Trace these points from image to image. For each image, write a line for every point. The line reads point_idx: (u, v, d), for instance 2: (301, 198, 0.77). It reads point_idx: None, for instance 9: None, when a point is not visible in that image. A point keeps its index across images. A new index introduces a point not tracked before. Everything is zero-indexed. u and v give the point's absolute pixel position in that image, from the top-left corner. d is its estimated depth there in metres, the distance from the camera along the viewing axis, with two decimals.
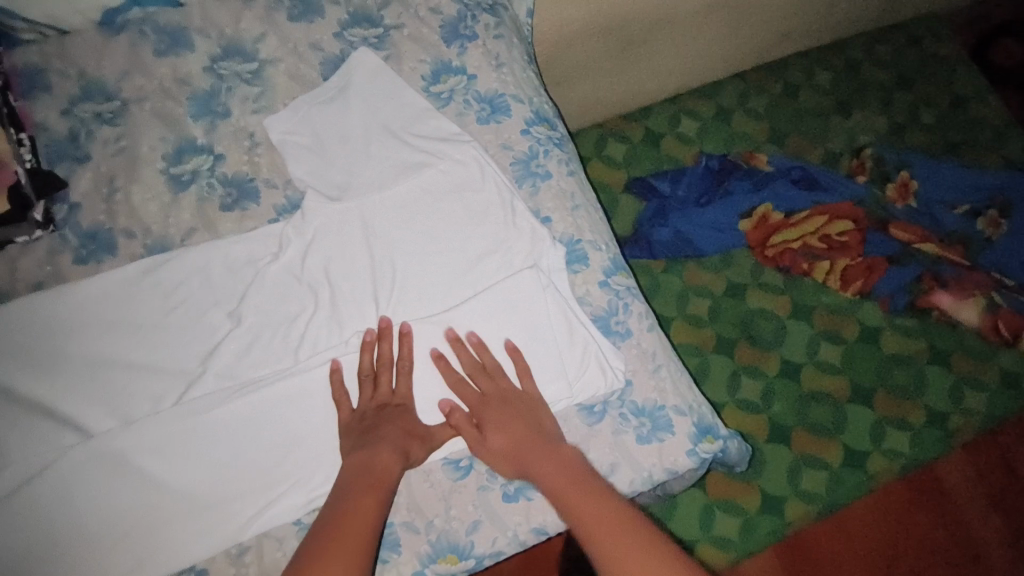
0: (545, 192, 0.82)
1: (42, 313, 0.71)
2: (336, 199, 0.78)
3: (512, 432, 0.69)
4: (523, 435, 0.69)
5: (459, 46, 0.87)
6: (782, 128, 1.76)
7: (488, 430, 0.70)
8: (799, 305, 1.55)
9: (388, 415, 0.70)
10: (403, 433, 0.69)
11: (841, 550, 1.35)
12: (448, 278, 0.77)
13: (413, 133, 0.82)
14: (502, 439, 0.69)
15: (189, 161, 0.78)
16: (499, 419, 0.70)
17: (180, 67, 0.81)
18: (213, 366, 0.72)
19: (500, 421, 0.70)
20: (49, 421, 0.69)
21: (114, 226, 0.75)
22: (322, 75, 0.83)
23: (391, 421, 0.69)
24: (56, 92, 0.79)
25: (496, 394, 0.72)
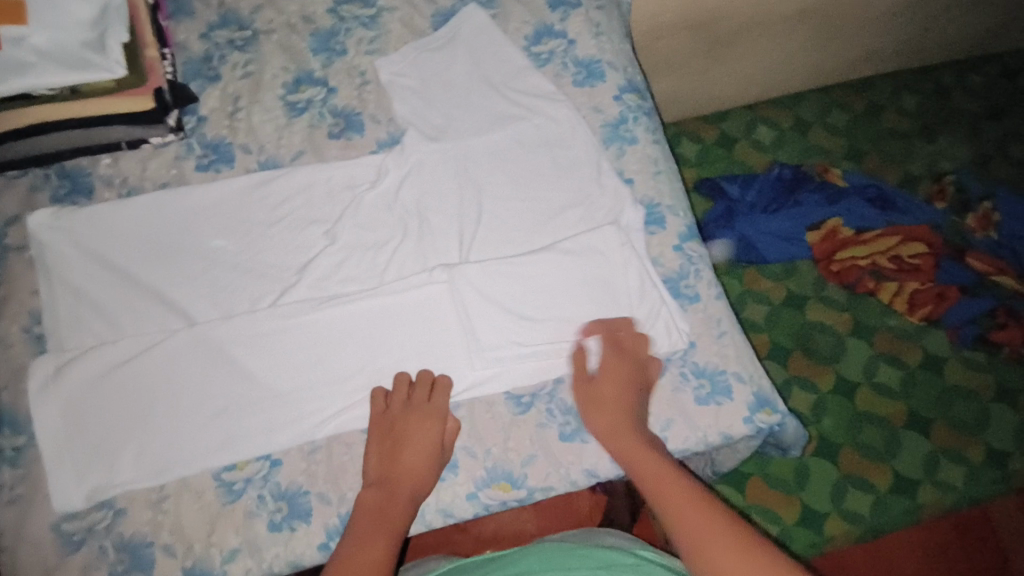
0: (631, 156, 0.85)
1: (162, 209, 0.78)
2: (434, 139, 0.83)
3: (616, 414, 0.70)
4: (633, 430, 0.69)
5: (563, 12, 0.91)
6: (862, 146, 1.74)
7: (599, 411, 0.71)
8: (861, 323, 1.53)
9: (404, 449, 0.69)
10: (416, 473, 0.69)
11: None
12: (531, 224, 0.81)
13: (510, 86, 0.86)
14: (612, 410, 0.71)
15: (305, 91, 0.85)
16: (607, 396, 0.72)
17: (307, 7, 0.88)
18: (307, 276, 0.77)
19: (607, 400, 0.71)
20: (159, 305, 0.75)
21: (233, 140, 0.82)
22: (432, 26, 0.89)
23: (406, 454, 0.69)
24: (197, 17, 0.86)
25: (616, 369, 0.73)
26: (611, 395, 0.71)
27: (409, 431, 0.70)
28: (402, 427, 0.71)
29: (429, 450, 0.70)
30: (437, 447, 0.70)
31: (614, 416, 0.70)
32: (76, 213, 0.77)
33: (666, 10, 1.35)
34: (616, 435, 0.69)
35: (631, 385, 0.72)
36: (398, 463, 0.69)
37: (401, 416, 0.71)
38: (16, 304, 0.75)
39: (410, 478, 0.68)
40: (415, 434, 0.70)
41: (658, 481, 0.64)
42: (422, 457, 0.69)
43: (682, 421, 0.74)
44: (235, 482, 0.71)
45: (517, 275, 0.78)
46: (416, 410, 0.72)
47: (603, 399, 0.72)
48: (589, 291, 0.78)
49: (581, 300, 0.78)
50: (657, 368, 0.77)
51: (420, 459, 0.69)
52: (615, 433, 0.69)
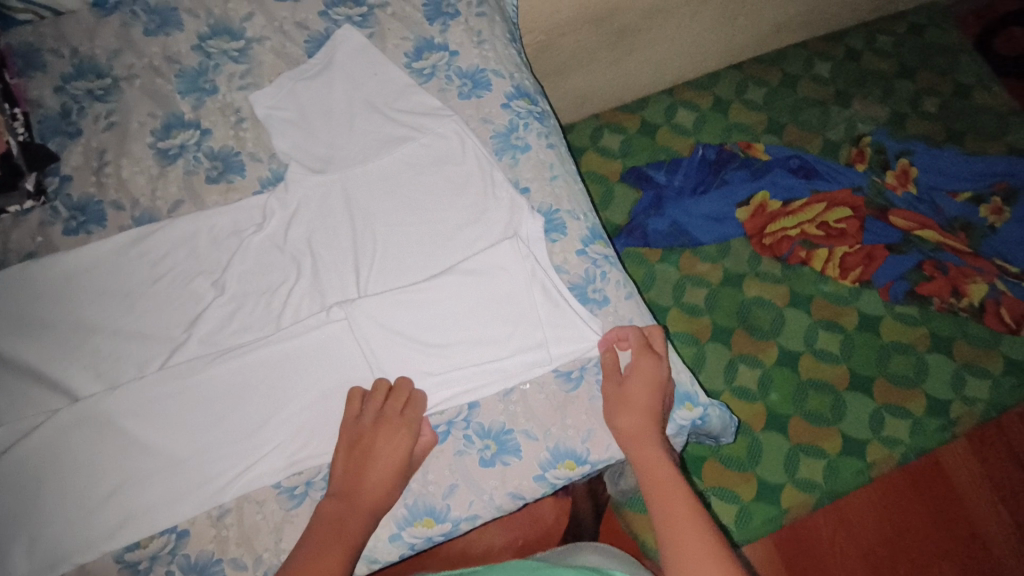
0: (525, 163, 0.82)
1: (29, 280, 0.73)
2: (319, 171, 0.80)
3: (637, 410, 0.69)
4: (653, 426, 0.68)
5: (442, 24, 0.89)
6: (781, 118, 1.76)
7: (623, 406, 0.70)
8: (797, 293, 1.56)
9: (370, 463, 0.67)
10: (380, 489, 0.66)
11: (841, 538, 1.33)
12: (430, 247, 0.78)
13: (395, 107, 0.84)
14: (636, 411, 0.69)
15: (176, 136, 0.80)
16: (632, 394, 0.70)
17: (170, 46, 0.83)
18: (195, 332, 0.73)
19: (631, 396, 0.70)
20: (39, 385, 0.70)
21: (103, 197, 0.77)
22: (307, 53, 0.86)
23: (373, 468, 0.67)
24: (50, 70, 0.81)
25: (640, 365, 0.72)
26: (639, 396, 0.69)
27: (376, 446, 0.68)
28: (370, 442, 0.68)
29: (395, 466, 0.67)
30: (402, 460, 0.68)
31: (638, 416, 0.69)
32: None
33: (563, 8, 1.33)
34: (642, 441, 0.67)
35: (658, 388, 0.70)
36: (364, 478, 0.66)
37: (370, 431, 0.68)
38: None
39: (373, 494, 0.66)
40: (383, 449, 0.68)
41: (669, 497, 0.63)
42: (387, 473, 0.67)
43: (603, 430, 0.72)
44: (139, 562, 0.66)
45: (420, 303, 0.74)
46: (387, 424, 0.69)
47: (627, 397, 0.70)
48: (496, 308, 0.75)
49: (489, 320, 0.75)
50: (572, 379, 0.74)
51: (386, 475, 0.67)
52: (633, 430, 0.68)
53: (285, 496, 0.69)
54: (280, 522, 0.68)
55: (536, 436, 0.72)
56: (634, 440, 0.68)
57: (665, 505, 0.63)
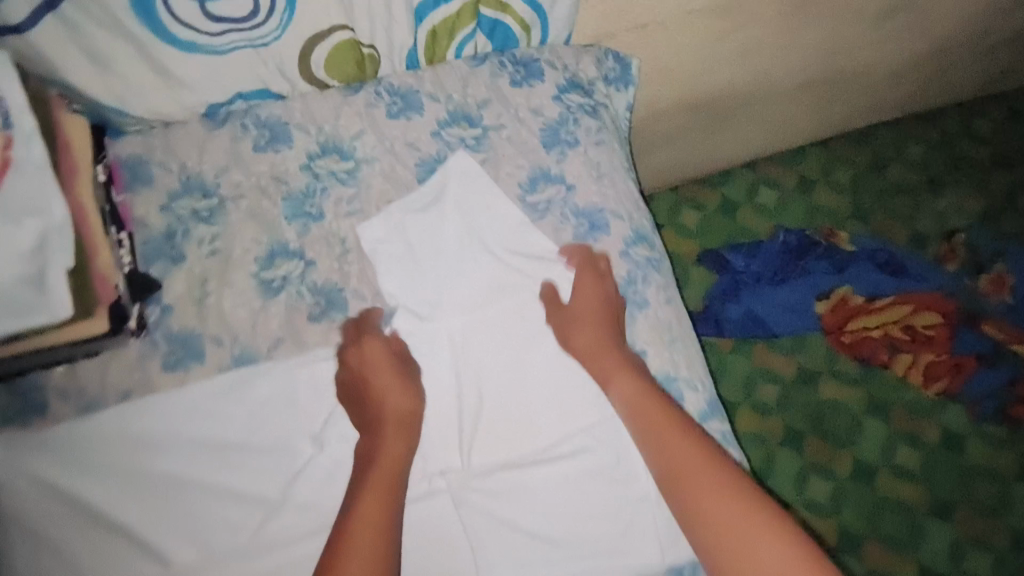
0: (642, 323, 0.77)
1: (133, 426, 0.70)
2: (427, 319, 0.76)
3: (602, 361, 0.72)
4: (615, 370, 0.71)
5: (560, 152, 0.83)
6: (866, 203, 1.68)
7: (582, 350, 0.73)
8: (877, 399, 1.49)
9: (384, 382, 0.71)
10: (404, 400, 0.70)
11: None
12: (539, 419, 0.74)
13: (509, 248, 0.79)
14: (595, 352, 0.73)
15: (280, 267, 0.76)
16: (586, 343, 0.73)
17: (279, 165, 0.79)
18: (296, 496, 0.70)
19: (586, 346, 0.73)
20: (130, 545, 0.67)
21: (203, 331, 0.74)
22: (417, 177, 0.81)
23: (382, 391, 0.70)
24: (156, 185, 0.77)
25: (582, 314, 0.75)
26: (593, 334, 0.73)
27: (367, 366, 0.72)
28: (380, 363, 0.72)
29: (399, 384, 0.71)
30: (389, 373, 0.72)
31: (596, 357, 0.72)
32: (36, 435, 0.69)
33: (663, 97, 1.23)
34: (608, 386, 0.71)
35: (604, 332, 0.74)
36: (377, 399, 0.70)
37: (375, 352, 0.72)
38: None
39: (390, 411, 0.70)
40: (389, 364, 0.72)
41: (655, 419, 0.67)
42: (390, 385, 0.71)
43: None
44: None
45: (528, 481, 0.71)
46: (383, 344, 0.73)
47: (580, 344, 0.74)
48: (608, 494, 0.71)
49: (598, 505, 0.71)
50: None
51: (398, 390, 0.71)
52: (597, 363, 0.72)
53: None
54: None
55: None
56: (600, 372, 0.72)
57: (645, 428, 0.68)
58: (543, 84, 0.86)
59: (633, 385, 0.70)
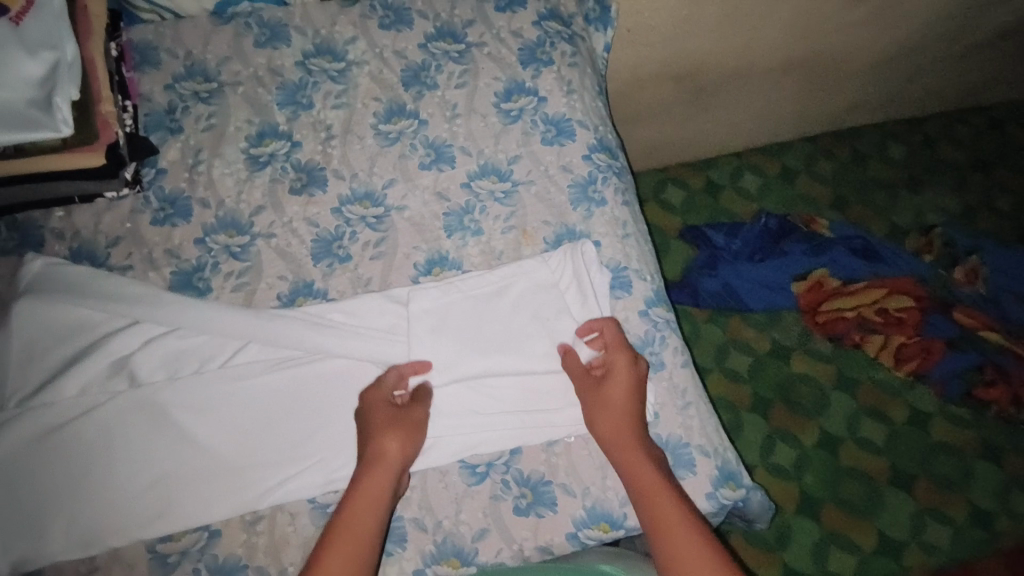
0: (598, 218, 0.83)
1: (117, 268, 0.77)
2: (400, 203, 0.82)
3: (622, 428, 0.69)
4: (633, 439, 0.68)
5: (535, 69, 0.90)
6: (847, 195, 1.72)
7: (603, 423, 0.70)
8: (844, 375, 1.52)
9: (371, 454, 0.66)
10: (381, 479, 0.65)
11: None
12: (493, 291, 0.78)
13: (481, 146, 0.86)
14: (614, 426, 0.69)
15: (268, 145, 0.83)
16: (606, 414, 0.70)
17: (276, 59, 0.87)
18: (253, 336, 0.74)
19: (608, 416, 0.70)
20: (104, 365, 0.72)
21: (191, 194, 0.80)
22: (402, 80, 0.88)
23: (384, 442, 0.67)
24: (163, 68, 0.85)
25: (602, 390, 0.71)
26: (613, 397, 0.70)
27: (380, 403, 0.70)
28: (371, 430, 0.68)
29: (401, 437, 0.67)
30: (398, 423, 0.68)
31: (618, 428, 0.69)
32: (26, 268, 0.75)
33: (647, 58, 1.30)
34: (633, 463, 0.67)
35: (629, 408, 0.70)
36: (370, 443, 0.66)
37: (370, 417, 0.69)
38: None
39: (387, 453, 0.66)
40: (376, 429, 0.68)
41: (669, 509, 0.63)
42: (393, 438, 0.67)
43: None
44: (169, 555, 0.67)
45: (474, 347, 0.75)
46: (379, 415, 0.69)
47: (593, 409, 0.71)
48: (552, 363, 0.75)
49: (542, 374, 0.75)
50: None
51: (401, 446, 0.67)
52: (616, 445, 0.69)
53: (317, 513, 0.68)
54: (308, 538, 0.68)
55: (575, 492, 0.71)
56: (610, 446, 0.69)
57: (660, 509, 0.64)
58: (524, 11, 0.93)
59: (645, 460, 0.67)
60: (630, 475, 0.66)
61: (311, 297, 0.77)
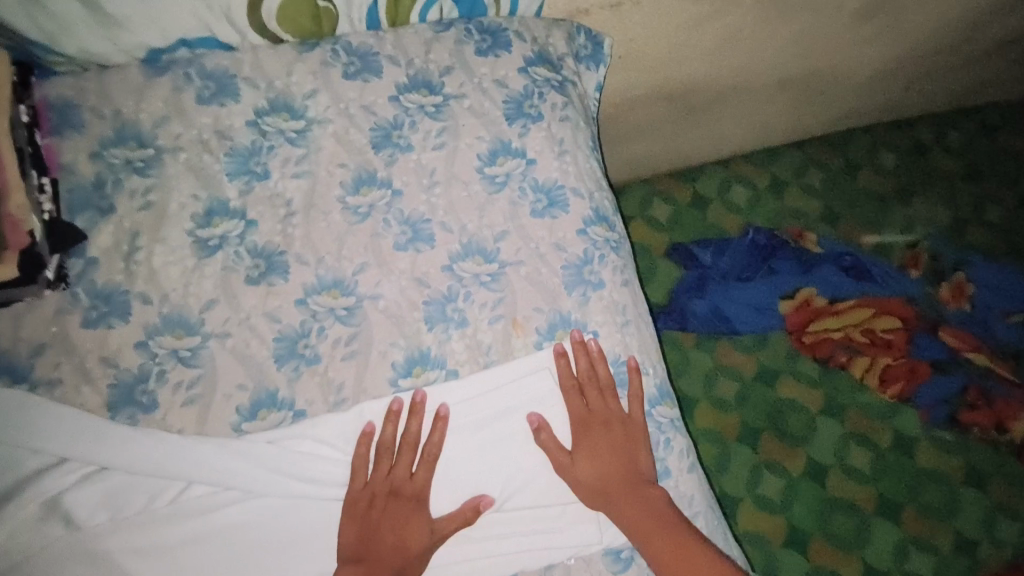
0: (596, 303, 0.75)
1: (43, 383, 0.66)
2: (375, 292, 0.73)
3: (606, 462, 0.70)
4: (630, 472, 0.70)
5: (522, 126, 0.80)
6: (838, 206, 1.63)
7: (587, 467, 0.70)
8: (831, 400, 1.45)
9: (379, 531, 0.65)
10: (394, 556, 0.65)
11: None
12: (473, 406, 0.70)
13: (465, 220, 0.76)
14: (606, 465, 0.70)
15: (219, 225, 0.72)
16: (598, 449, 0.70)
17: (224, 119, 0.75)
18: (197, 472, 0.65)
19: (596, 448, 0.70)
20: (36, 507, 0.62)
21: (130, 288, 0.69)
22: (372, 142, 0.77)
23: (399, 534, 0.66)
24: (88, 131, 0.72)
25: (598, 417, 0.72)
26: (599, 439, 0.70)
27: (393, 484, 0.67)
28: (379, 511, 0.66)
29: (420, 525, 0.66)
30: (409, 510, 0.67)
31: (609, 462, 0.70)
32: None
33: (640, 84, 1.19)
34: (629, 495, 0.68)
35: (623, 435, 0.71)
36: (380, 530, 0.65)
37: (383, 492, 0.67)
38: None
39: (410, 547, 0.65)
40: (387, 513, 0.66)
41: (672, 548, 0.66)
42: (403, 526, 0.66)
43: None
44: None
45: (447, 470, 0.69)
46: (394, 499, 0.67)
47: (585, 444, 0.70)
48: (536, 483, 0.70)
49: (524, 498, 0.70)
50: (621, 559, 0.69)
51: (414, 536, 0.66)
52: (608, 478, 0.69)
53: None
54: None
55: None
56: (607, 494, 0.69)
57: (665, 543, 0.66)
58: (509, 55, 0.82)
59: (647, 501, 0.68)
60: (630, 523, 0.67)
61: (274, 409, 0.68)
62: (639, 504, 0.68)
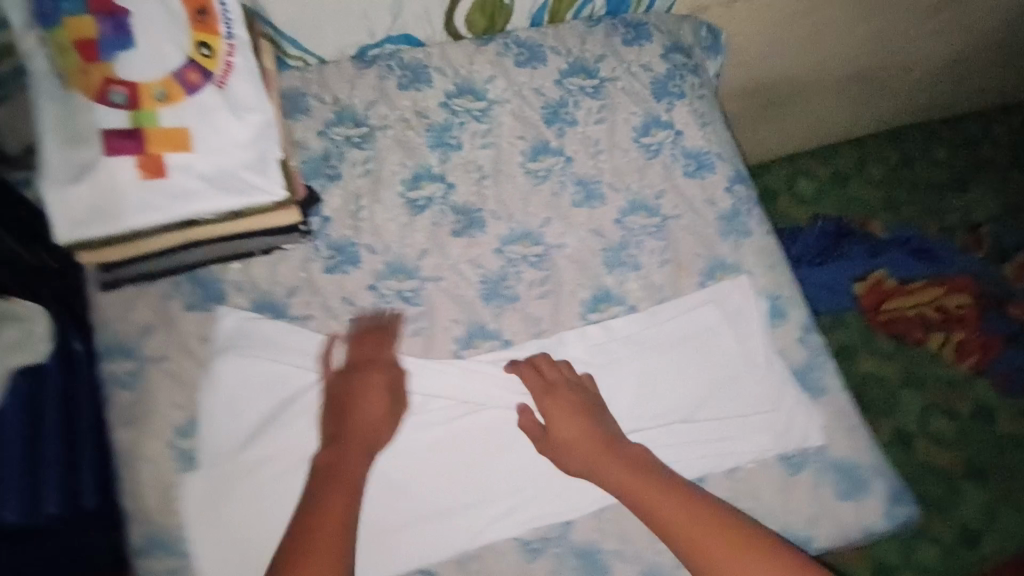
0: (748, 248, 0.88)
1: (299, 319, 0.79)
2: (559, 243, 0.85)
3: (577, 429, 0.76)
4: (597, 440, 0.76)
5: (668, 102, 0.93)
6: (898, 196, 1.67)
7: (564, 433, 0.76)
8: (911, 373, 1.49)
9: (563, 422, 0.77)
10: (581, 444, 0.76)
11: None
12: (655, 334, 0.82)
13: (628, 181, 0.89)
14: (572, 430, 0.76)
15: (425, 187, 0.85)
16: (564, 417, 0.77)
17: (421, 101, 0.88)
18: (438, 389, 0.79)
19: (563, 417, 0.77)
20: (308, 418, 0.76)
21: (359, 240, 0.82)
22: (543, 118, 0.90)
23: (359, 415, 0.75)
24: (314, 114, 0.85)
25: (559, 389, 0.78)
26: (559, 412, 0.77)
27: (583, 402, 0.78)
28: (551, 413, 0.77)
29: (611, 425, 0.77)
30: (596, 417, 0.77)
31: (572, 430, 0.76)
32: (217, 326, 0.77)
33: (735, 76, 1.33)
34: (592, 455, 0.75)
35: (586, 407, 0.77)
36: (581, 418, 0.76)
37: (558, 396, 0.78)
38: (154, 425, 0.74)
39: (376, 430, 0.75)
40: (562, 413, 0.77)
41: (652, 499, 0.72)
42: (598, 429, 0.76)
43: (826, 518, 0.78)
44: None
45: (638, 389, 0.80)
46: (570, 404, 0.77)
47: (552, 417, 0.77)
48: (711, 399, 0.81)
49: (704, 413, 0.80)
50: (794, 463, 0.80)
51: (375, 418, 0.75)
52: (570, 445, 0.76)
53: (523, 549, 0.76)
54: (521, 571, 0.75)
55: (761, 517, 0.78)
56: (565, 458, 0.76)
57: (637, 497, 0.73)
58: (651, 44, 0.95)
59: (621, 458, 0.75)
60: (626, 491, 0.74)
61: (486, 339, 0.81)
62: (626, 468, 0.74)
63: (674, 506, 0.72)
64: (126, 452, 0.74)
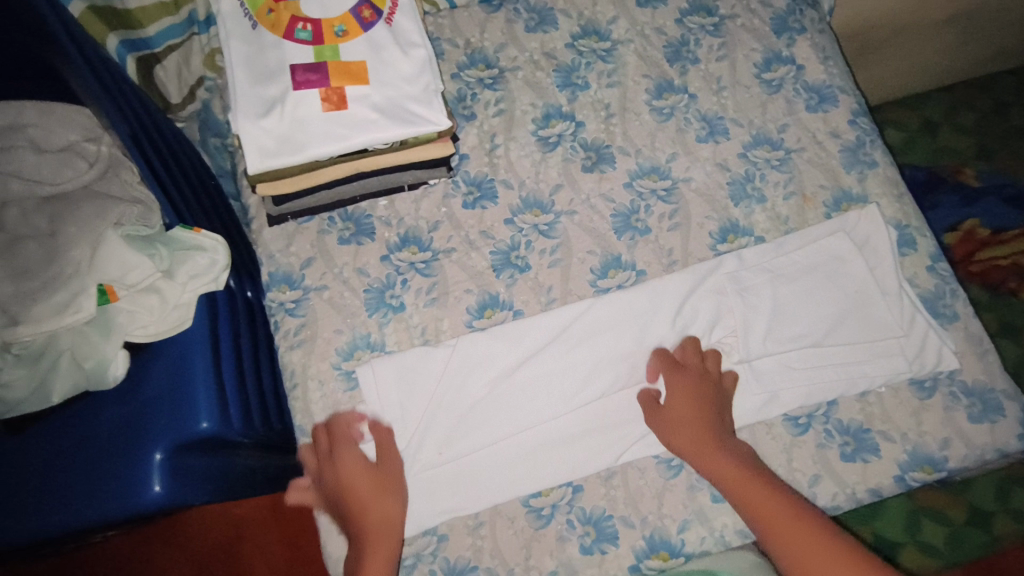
0: (873, 179, 0.88)
1: (442, 251, 0.82)
2: (687, 178, 0.87)
3: (693, 404, 0.77)
4: (709, 420, 0.76)
5: (789, 38, 0.93)
6: (990, 143, 1.50)
7: (678, 404, 0.77)
8: (1007, 322, 1.38)
9: (683, 404, 0.77)
10: (702, 427, 0.76)
11: None
12: (784, 263, 0.84)
13: (751, 116, 0.90)
14: (685, 402, 0.77)
15: (555, 126, 0.88)
16: (685, 390, 0.78)
17: (548, 43, 0.90)
18: (580, 322, 0.80)
19: (687, 394, 0.77)
20: (457, 354, 0.78)
21: (494, 177, 0.85)
22: (665, 56, 0.91)
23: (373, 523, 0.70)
24: (447, 57, 0.89)
25: (690, 365, 0.79)
26: (682, 389, 0.78)
27: (704, 386, 0.78)
28: (674, 390, 0.78)
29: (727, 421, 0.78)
30: (714, 404, 0.78)
31: (687, 401, 0.77)
32: (366, 257, 0.81)
33: (843, 20, 1.23)
34: (698, 432, 0.75)
35: (703, 386, 0.78)
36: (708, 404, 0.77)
37: (686, 379, 0.78)
38: (315, 349, 0.78)
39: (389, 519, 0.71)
40: (687, 391, 0.77)
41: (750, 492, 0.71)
42: (711, 416, 0.77)
43: (958, 439, 0.80)
44: (542, 508, 0.76)
45: (772, 315, 0.83)
46: (699, 386, 0.78)
47: (673, 388, 0.78)
48: (841, 325, 0.83)
49: (836, 339, 0.83)
50: (926, 387, 0.82)
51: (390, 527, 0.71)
52: (680, 418, 0.76)
53: (663, 467, 0.78)
54: (661, 488, 0.78)
55: (894, 439, 0.80)
56: (674, 431, 0.76)
57: (737, 485, 0.72)
58: None
59: (727, 446, 0.75)
60: (717, 467, 0.73)
61: (621, 269, 0.84)
62: (720, 443, 0.75)
63: (762, 488, 0.71)
64: (295, 372, 0.78)
